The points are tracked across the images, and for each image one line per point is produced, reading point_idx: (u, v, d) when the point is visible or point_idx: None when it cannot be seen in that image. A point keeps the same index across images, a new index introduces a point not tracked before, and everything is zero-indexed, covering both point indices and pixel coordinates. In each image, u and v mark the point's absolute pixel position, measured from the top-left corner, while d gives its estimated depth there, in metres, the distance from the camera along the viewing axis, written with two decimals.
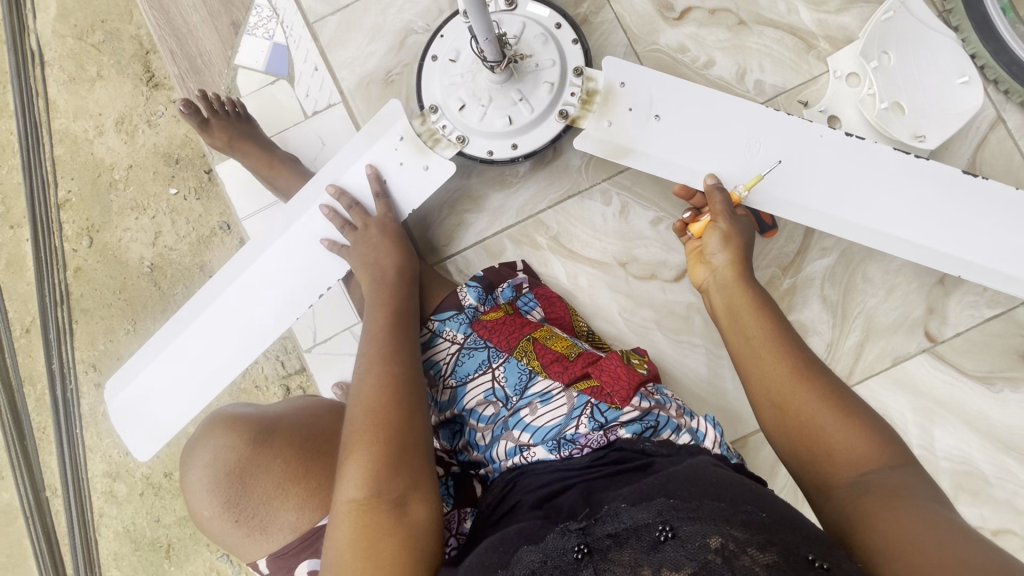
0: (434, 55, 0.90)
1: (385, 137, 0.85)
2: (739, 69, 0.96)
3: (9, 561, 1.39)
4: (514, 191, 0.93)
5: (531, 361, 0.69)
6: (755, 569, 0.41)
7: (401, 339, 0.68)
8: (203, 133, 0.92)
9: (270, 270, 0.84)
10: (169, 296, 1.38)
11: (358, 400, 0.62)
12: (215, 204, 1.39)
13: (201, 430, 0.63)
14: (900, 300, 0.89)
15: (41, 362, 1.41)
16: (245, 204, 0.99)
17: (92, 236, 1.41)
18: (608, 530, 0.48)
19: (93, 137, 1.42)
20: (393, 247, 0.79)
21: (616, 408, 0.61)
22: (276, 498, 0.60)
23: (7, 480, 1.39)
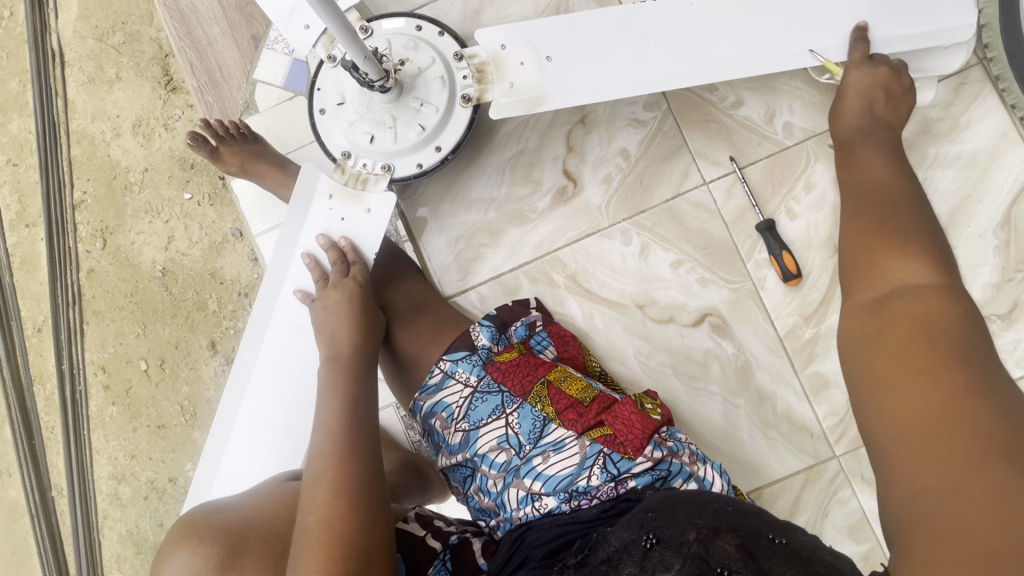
0: (321, 109, 0.87)
1: (314, 202, 0.81)
2: (768, 111, 0.91)
3: (13, 558, 1.40)
4: (532, 227, 0.92)
5: (546, 408, 0.64)
6: (726, 549, 0.47)
7: (360, 438, 0.63)
8: (215, 162, 0.91)
9: (265, 396, 0.82)
10: (181, 302, 1.39)
11: (312, 509, 0.57)
12: (229, 212, 1.39)
13: (162, 549, 0.61)
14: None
15: (51, 361, 1.42)
16: (261, 222, 0.98)
17: (105, 237, 1.41)
18: (602, 557, 0.51)
19: (108, 139, 1.42)
20: (354, 314, 0.73)
21: (629, 458, 0.59)
22: None
23: (15, 477, 1.41)
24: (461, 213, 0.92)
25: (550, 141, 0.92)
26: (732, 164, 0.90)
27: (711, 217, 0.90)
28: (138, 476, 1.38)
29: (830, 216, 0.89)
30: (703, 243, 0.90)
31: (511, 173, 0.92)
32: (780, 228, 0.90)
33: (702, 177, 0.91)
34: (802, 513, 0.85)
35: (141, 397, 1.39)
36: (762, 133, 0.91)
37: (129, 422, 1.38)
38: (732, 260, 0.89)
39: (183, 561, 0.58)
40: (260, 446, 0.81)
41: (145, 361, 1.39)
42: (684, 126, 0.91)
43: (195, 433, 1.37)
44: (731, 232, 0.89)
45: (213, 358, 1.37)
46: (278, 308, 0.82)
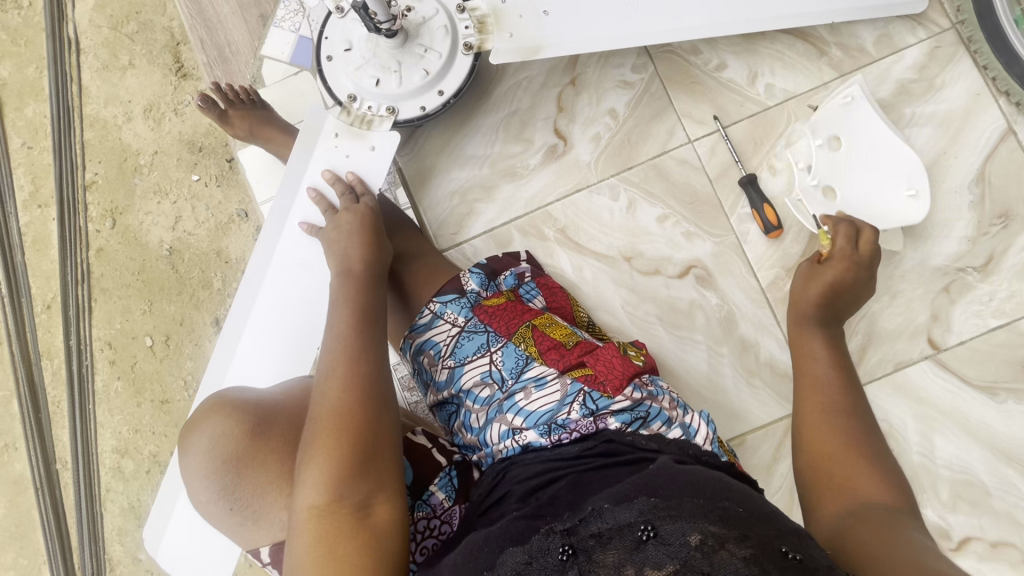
0: (328, 55, 0.90)
1: (321, 141, 0.87)
2: (751, 73, 0.95)
3: (17, 530, 1.40)
4: (524, 183, 0.95)
5: (529, 347, 0.67)
6: (732, 563, 0.44)
7: (375, 341, 0.65)
8: (223, 125, 0.94)
9: (265, 326, 0.86)
10: (186, 279, 1.42)
11: (325, 397, 0.60)
12: (235, 192, 1.44)
13: (200, 411, 0.65)
14: (904, 305, 0.92)
15: (59, 337, 1.44)
16: (264, 189, 1.02)
17: (115, 218, 1.46)
18: (592, 530, 0.48)
19: (121, 123, 1.47)
20: (363, 234, 0.76)
21: (609, 397, 0.62)
22: (269, 493, 0.63)
23: (20, 452, 1.42)
24: (455, 171, 0.96)
25: (542, 101, 0.96)
26: (717, 123, 0.94)
27: (696, 171, 0.93)
28: (141, 450, 1.40)
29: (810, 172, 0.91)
30: (689, 199, 0.93)
31: (504, 133, 0.96)
32: (763, 183, 0.93)
33: (687, 136, 0.94)
34: (785, 458, 0.87)
35: (145, 372, 1.41)
36: (745, 95, 0.94)
37: (134, 397, 1.41)
38: (717, 214, 0.92)
39: (214, 429, 0.63)
40: (262, 375, 0.85)
41: (150, 337, 1.42)
42: (669, 87, 0.95)
43: None
44: (715, 187, 0.93)
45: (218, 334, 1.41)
46: (281, 241, 0.86)
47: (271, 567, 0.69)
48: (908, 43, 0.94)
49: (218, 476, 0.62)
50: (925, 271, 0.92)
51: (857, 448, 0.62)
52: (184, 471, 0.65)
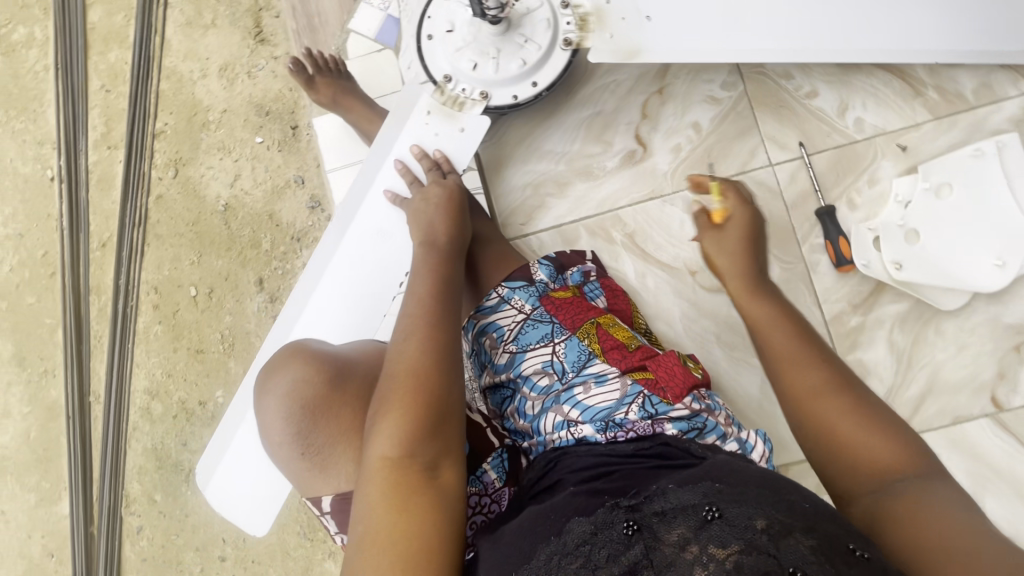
0: (430, 34, 0.95)
1: (412, 117, 0.93)
2: (841, 104, 1.00)
3: (44, 454, 1.45)
4: (598, 184, 1.00)
5: (592, 343, 0.69)
6: (799, 548, 0.44)
7: (450, 311, 0.69)
8: (308, 90, 0.98)
9: (336, 286, 0.92)
10: (237, 236, 1.46)
11: (404, 357, 0.63)
12: (294, 159, 1.48)
13: (281, 358, 0.70)
14: (970, 358, 0.94)
15: (110, 275, 1.49)
16: (334, 157, 1.04)
17: (178, 168, 1.50)
18: (655, 509, 0.50)
19: (196, 78, 1.52)
20: (451, 212, 0.82)
21: (668, 403, 0.63)
22: (339, 443, 0.67)
23: (57, 379, 1.48)
24: (532, 163, 1.01)
25: (625, 107, 1.01)
26: (800, 149, 0.99)
27: (772, 198, 0.98)
28: (171, 395, 1.43)
29: (891, 207, 0.97)
30: (761, 222, 0.98)
31: (584, 132, 1.01)
32: (841, 216, 0.98)
33: (769, 158, 0.99)
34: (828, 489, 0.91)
35: (186, 320, 1.45)
36: (833, 126, 0.99)
37: (171, 342, 1.45)
38: (789, 239, 0.98)
39: (294, 376, 0.67)
40: (328, 330, 0.90)
41: (195, 288, 1.46)
42: (756, 108, 1.00)
43: (231, 361, 1.43)
44: (789, 213, 0.98)
45: (259, 294, 1.44)
46: (362, 208, 0.92)
47: (325, 522, 0.71)
48: (1008, 94, 0.97)
49: (296, 418, 0.67)
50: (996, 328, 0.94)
51: (860, 420, 0.64)
52: (260, 412, 0.69)
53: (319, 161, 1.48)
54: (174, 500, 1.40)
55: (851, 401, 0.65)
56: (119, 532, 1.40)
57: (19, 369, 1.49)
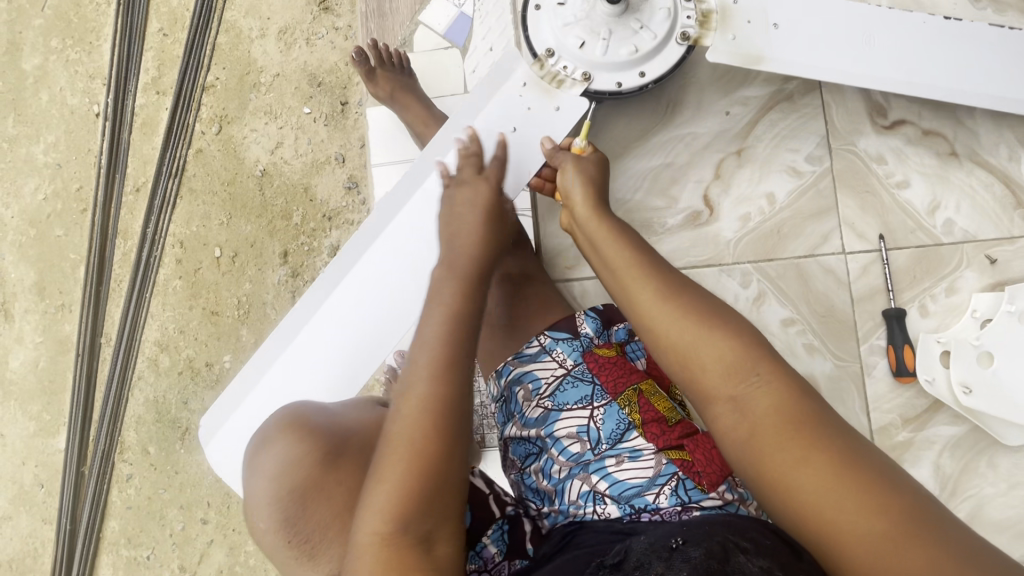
0: (539, 6, 0.94)
1: (507, 86, 0.90)
2: (933, 203, 0.99)
3: (49, 385, 1.47)
4: (656, 241, 1.02)
5: (633, 414, 0.71)
6: (748, 566, 0.51)
7: (457, 365, 0.63)
8: (367, 81, 0.96)
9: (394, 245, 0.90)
10: (270, 205, 1.44)
11: (399, 420, 0.60)
12: (339, 136, 1.45)
13: (267, 433, 0.68)
14: (1019, 499, 0.93)
15: (139, 221, 1.48)
16: (380, 152, 1.01)
17: (222, 125, 1.48)
18: (635, 560, 0.56)
19: (254, 37, 1.49)
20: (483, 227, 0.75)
21: (702, 490, 0.65)
22: (331, 528, 0.64)
23: (72, 314, 1.48)
24: None
25: (700, 163, 1.02)
26: (880, 242, 0.99)
27: (839, 287, 0.99)
28: (181, 351, 1.43)
29: (965, 322, 0.96)
30: (823, 312, 0.99)
31: (651, 182, 1.03)
32: (912, 322, 0.98)
33: (842, 246, 1.00)
34: None
35: (206, 280, 1.44)
36: (919, 223, 0.99)
37: (188, 299, 1.44)
38: (848, 336, 0.99)
39: (281, 450, 0.66)
40: (383, 288, 0.90)
41: (220, 249, 1.44)
42: (839, 188, 1.01)
43: (243, 329, 1.42)
44: (854, 309, 0.99)
45: (281, 268, 1.42)
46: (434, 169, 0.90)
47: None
48: None
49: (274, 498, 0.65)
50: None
51: (700, 321, 0.62)
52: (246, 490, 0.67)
53: (363, 142, 1.45)
54: (167, 456, 1.40)
55: (689, 300, 0.64)
56: (109, 476, 1.41)
57: (37, 298, 1.49)
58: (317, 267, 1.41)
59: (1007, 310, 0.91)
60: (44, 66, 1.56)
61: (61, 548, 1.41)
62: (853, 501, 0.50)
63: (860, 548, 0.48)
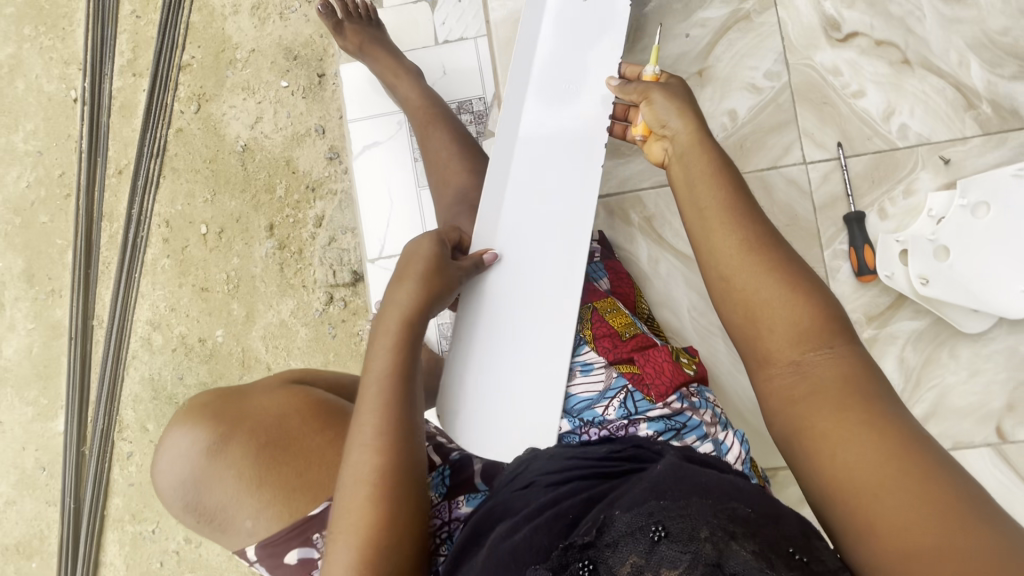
0: None
1: None
2: (887, 108, 1.02)
3: (45, 370, 1.48)
4: (624, 162, 1.08)
5: (586, 331, 0.82)
6: (743, 555, 0.49)
7: (400, 430, 0.67)
8: (337, 35, 0.98)
9: (537, 153, 0.92)
10: (253, 178, 1.45)
11: (357, 488, 0.65)
12: (318, 107, 1.46)
13: (181, 420, 0.80)
14: (982, 385, 0.97)
15: (123, 203, 1.49)
16: (355, 108, 1.05)
17: (200, 103, 1.49)
18: (609, 540, 0.53)
19: (227, 14, 1.49)
20: (416, 290, 0.73)
21: (649, 401, 0.72)
22: (239, 500, 0.78)
23: (63, 299, 1.49)
24: None
25: None
26: (838, 149, 1.03)
27: (801, 197, 1.03)
28: (174, 328, 1.44)
29: (922, 219, 0.98)
30: (787, 221, 1.03)
31: None
32: (871, 225, 1.01)
33: (803, 157, 1.03)
34: None
35: (194, 257, 1.45)
36: (875, 129, 1.02)
37: (178, 277, 1.45)
38: (813, 243, 1.02)
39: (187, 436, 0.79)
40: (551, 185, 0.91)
41: (206, 226, 1.46)
42: (797, 102, 1.04)
43: (234, 303, 1.43)
44: (817, 216, 1.03)
45: (268, 241, 1.43)
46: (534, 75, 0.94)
47: (258, 569, 0.81)
48: None
49: (257, 456, 0.78)
50: (1013, 358, 0.96)
51: (781, 281, 0.63)
52: (166, 464, 0.79)
53: (342, 113, 1.46)
54: None
55: (776, 261, 0.64)
56: (110, 455, 1.43)
57: (26, 286, 1.50)
58: (303, 238, 1.43)
59: (961, 205, 0.94)
60: (17, 55, 1.55)
61: (67, 530, 1.43)
62: (898, 486, 0.51)
63: (879, 521, 0.51)
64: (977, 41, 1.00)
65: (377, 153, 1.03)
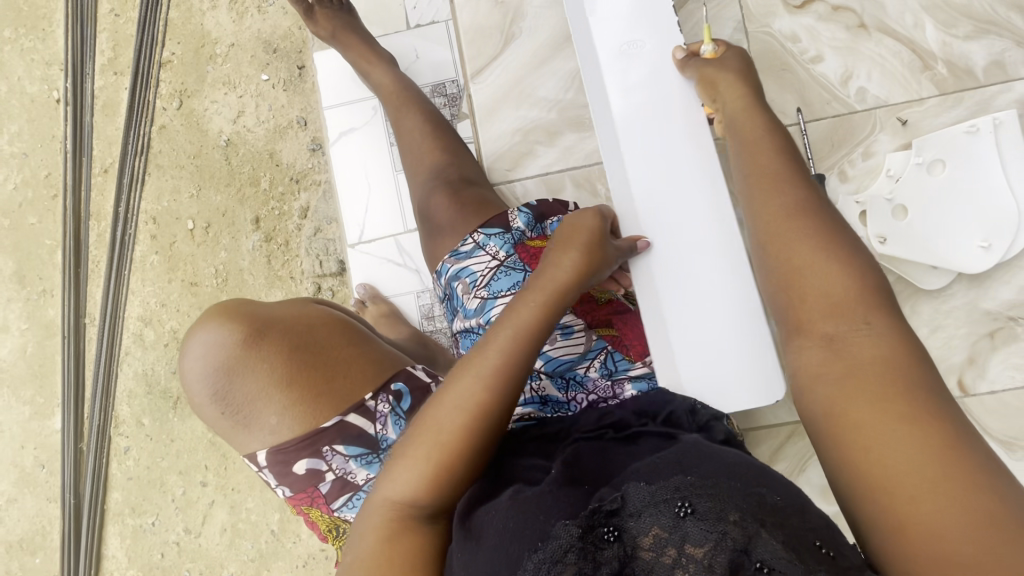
0: None
1: None
2: (845, 72, 1.04)
3: (40, 370, 1.50)
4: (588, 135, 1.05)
5: None
6: (772, 544, 0.48)
7: (514, 385, 0.65)
8: (308, 21, 0.98)
9: (636, 118, 0.89)
10: (237, 172, 1.46)
11: (454, 413, 0.63)
12: (299, 100, 1.46)
13: (209, 316, 0.83)
14: (943, 340, 0.97)
15: (110, 202, 1.50)
16: (330, 96, 1.06)
17: (182, 100, 1.49)
18: (632, 510, 0.52)
19: (205, 9, 1.50)
20: (582, 248, 0.72)
21: (630, 360, 0.81)
22: (264, 399, 0.82)
23: (55, 299, 1.51)
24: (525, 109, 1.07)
25: None
26: (798, 115, 1.04)
27: None
28: (164, 323, 1.46)
29: (882, 179, 1.00)
30: None
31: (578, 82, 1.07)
32: (832, 186, 1.03)
33: None
34: (781, 460, 1.06)
35: (182, 252, 1.47)
36: (834, 94, 1.04)
37: (167, 273, 1.47)
38: None
39: (215, 335, 0.81)
40: (665, 141, 0.88)
41: (192, 221, 1.47)
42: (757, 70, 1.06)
43: (223, 297, 1.45)
44: None
45: (254, 234, 1.45)
46: (599, 48, 0.92)
47: (264, 475, 0.87)
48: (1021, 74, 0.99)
49: (287, 360, 0.83)
50: (973, 312, 0.97)
51: (818, 247, 0.61)
52: (193, 356, 0.82)
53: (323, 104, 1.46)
54: (161, 426, 1.44)
55: (812, 231, 0.63)
56: (107, 450, 1.45)
57: (17, 287, 1.52)
58: (289, 230, 1.44)
59: (917, 162, 0.97)
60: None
61: (68, 525, 1.45)
62: (933, 477, 0.47)
63: (907, 511, 0.47)
64: (931, 3, 1.02)
65: (353, 139, 1.05)
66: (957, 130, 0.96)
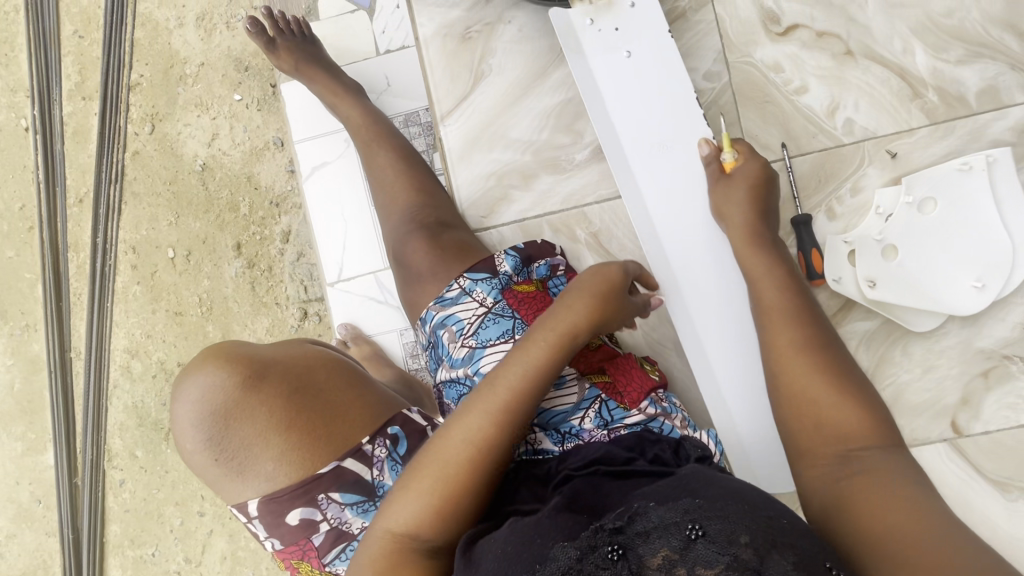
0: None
1: (587, 44, 1.00)
2: (831, 103, 1.01)
3: (29, 405, 1.48)
4: (564, 178, 1.04)
5: None
6: (781, 565, 0.49)
7: (516, 423, 0.65)
8: (270, 54, 0.99)
9: (670, 219, 0.96)
10: (215, 198, 1.43)
11: (459, 446, 0.64)
12: (274, 118, 1.42)
13: (200, 360, 0.81)
14: (935, 380, 0.95)
15: (87, 233, 1.47)
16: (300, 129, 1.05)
17: (154, 124, 1.45)
18: (639, 529, 0.52)
19: (172, 27, 1.44)
20: (595, 294, 0.70)
21: (625, 408, 0.76)
22: (259, 443, 0.80)
23: (38, 333, 1.48)
24: (498, 152, 1.05)
25: None
26: (783, 150, 1.01)
27: None
28: (151, 354, 1.44)
29: (870, 217, 0.97)
30: None
31: (555, 120, 1.05)
32: (819, 224, 1.00)
33: None
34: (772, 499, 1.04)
35: (165, 282, 1.44)
36: (820, 126, 1.01)
37: (150, 303, 1.44)
38: None
39: (207, 380, 0.80)
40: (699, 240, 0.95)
41: (173, 249, 1.44)
42: (739, 102, 1.03)
43: (209, 325, 1.42)
44: None
45: (235, 260, 1.42)
46: (627, 150, 0.98)
47: (253, 526, 0.84)
48: (1014, 101, 0.95)
49: (287, 402, 0.82)
50: (965, 350, 0.95)
51: (828, 381, 0.68)
52: (183, 404, 0.80)
53: None
54: (155, 457, 1.43)
55: (818, 362, 0.70)
56: (103, 484, 1.45)
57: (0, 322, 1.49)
58: (272, 255, 1.41)
59: (908, 202, 0.94)
60: None
61: (68, 558, 1.46)
62: None
63: None
64: (920, 26, 0.99)
65: (325, 173, 1.03)
66: (949, 167, 0.93)
